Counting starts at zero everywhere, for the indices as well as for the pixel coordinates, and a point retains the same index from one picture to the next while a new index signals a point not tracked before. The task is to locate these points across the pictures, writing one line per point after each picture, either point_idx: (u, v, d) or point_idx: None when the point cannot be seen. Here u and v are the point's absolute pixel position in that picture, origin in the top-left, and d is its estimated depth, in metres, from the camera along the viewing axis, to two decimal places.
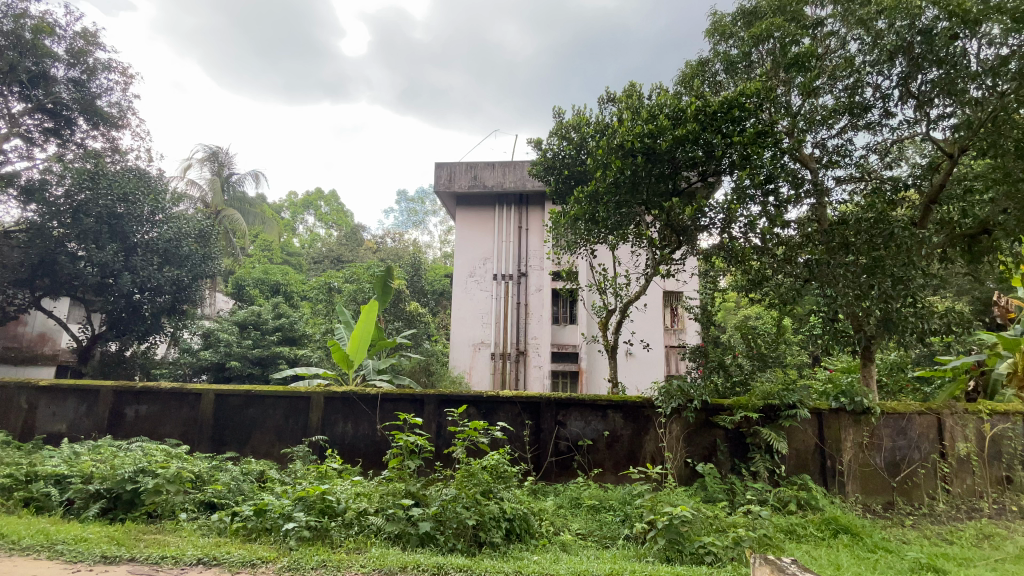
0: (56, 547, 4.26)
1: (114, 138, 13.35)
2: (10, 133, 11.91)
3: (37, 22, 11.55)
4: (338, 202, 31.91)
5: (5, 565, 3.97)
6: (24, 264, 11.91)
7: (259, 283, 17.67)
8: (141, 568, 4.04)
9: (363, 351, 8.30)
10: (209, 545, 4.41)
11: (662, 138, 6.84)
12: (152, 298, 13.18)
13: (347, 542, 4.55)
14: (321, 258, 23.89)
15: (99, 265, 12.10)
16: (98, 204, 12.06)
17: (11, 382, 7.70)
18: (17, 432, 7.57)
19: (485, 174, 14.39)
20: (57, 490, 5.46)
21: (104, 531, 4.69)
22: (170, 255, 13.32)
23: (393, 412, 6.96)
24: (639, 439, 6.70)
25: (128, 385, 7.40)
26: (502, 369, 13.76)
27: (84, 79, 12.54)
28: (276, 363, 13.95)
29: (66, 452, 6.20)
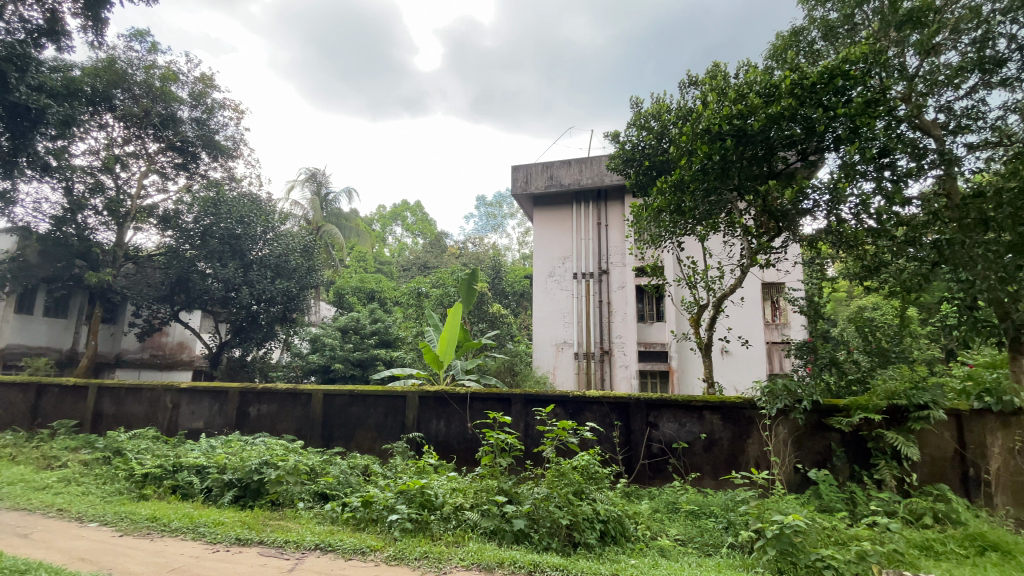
0: (200, 529, 4.86)
1: (230, 168, 15.09)
2: (148, 170, 13.86)
3: (166, 72, 13.36)
4: (422, 211, 33.46)
5: (160, 544, 4.60)
6: (165, 283, 13.79)
7: (356, 291, 19.05)
8: (268, 550, 4.49)
9: (451, 351, 8.57)
10: (325, 533, 4.79)
11: (753, 118, 6.39)
12: (267, 309, 14.67)
13: (446, 535, 4.72)
14: (410, 266, 25.12)
15: (223, 280, 13.74)
16: (220, 227, 13.66)
17: (159, 385, 8.91)
18: (165, 427, 8.72)
19: (561, 173, 14.36)
20: (197, 478, 6.22)
21: (237, 516, 5.26)
22: (280, 269, 14.75)
23: (482, 411, 7.11)
24: (740, 442, 6.26)
25: (250, 386, 8.28)
26: (587, 369, 13.58)
27: (205, 117, 14.30)
28: (375, 365, 14.96)
29: (204, 445, 7.06)
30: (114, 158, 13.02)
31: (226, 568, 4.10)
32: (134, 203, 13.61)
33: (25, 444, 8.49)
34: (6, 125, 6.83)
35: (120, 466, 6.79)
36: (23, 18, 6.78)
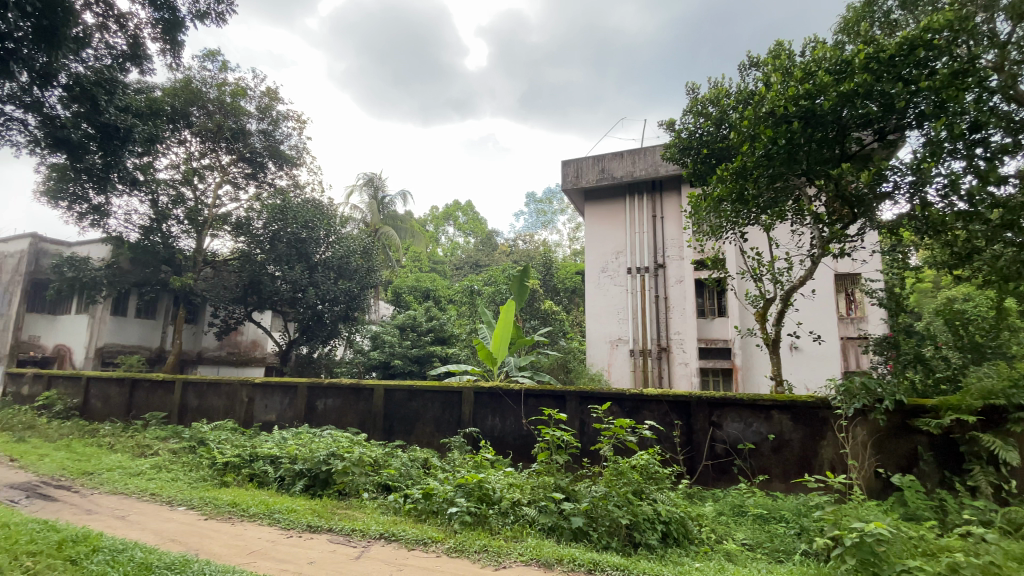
0: (275, 515, 5.17)
1: (294, 175, 15.95)
2: (222, 180, 14.89)
3: (236, 88, 14.30)
4: (474, 211, 33.90)
5: (240, 528, 4.94)
6: (239, 285, 14.79)
7: (413, 290, 19.66)
8: (337, 537, 4.70)
9: (505, 348, 8.61)
10: (388, 522, 4.96)
11: (822, 97, 5.98)
12: (331, 308, 15.43)
13: (504, 529, 4.75)
14: (462, 264, 25.55)
15: (291, 282, 14.58)
16: (287, 232, 14.49)
17: (236, 380, 9.58)
18: (242, 419, 9.36)
19: (613, 165, 14.08)
20: (271, 468, 6.62)
21: (308, 504, 5.56)
22: (342, 271, 15.46)
23: (537, 408, 7.10)
24: (813, 444, 5.89)
25: (317, 381, 8.73)
26: (643, 366, 13.26)
27: (271, 129, 15.18)
28: (431, 361, 15.38)
29: (277, 437, 7.51)
30: (192, 171, 14.12)
31: (299, 552, 4.33)
32: (210, 211, 14.68)
33: (124, 433, 9.39)
34: (100, 145, 7.44)
35: (203, 455, 7.35)
36: (108, 45, 7.43)
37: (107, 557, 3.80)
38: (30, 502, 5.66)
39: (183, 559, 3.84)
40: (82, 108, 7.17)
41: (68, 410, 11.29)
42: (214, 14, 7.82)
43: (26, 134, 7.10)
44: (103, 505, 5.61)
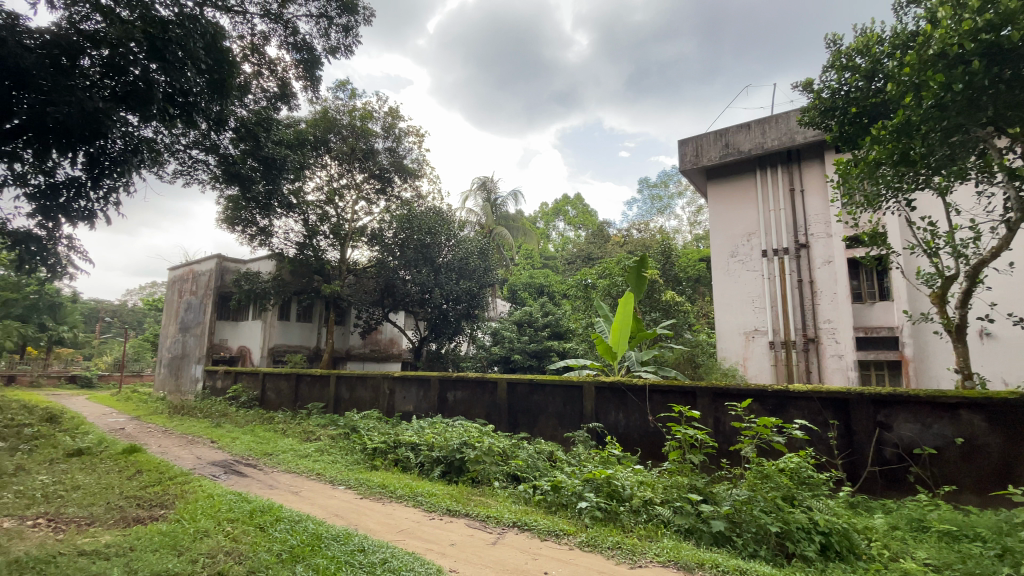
0: (418, 498, 5.64)
1: (417, 186, 17.26)
2: (357, 197, 16.56)
3: (364, 112, 15.85)
4: (583, 203, 33.55)
5: (389, 508, 5.46)
6: (376, 289, 16.39)
7: (528, 287, 20.68)
8: (474, 522, 4.97)
9: (625, 342, 8.34)
10: (520, 512, 5.11)
11: (1011, 27, 4.83)
12: (454, 306, 16.40)
13: (637, 528, 4.61)
14: (574, 258, 25.34)
15: (420, 284, 15.78)
16: (413, 239, 15.69)
17: (378, 374, 10.64)
18: (384, 409, 10.37)
19: (738, 139, 12.92)
20: (413, 454, 7.23)
21: (445, 489, 5.96)
22: (463, 271, 16.36)
23: (664, 404, 6.77)
24: (1018, 451, 4.82)
25: (446, 375, 9.33)
26: (787, 359, 11.97)
27: (395, 145, 16.61)
28: (550, 355, 15.80)
29: (416, 426, 8.18)
30: (333, 191, 16.01)
31: (442, 534, 4.65)
32: (349, 226, 16.51)
33: (293, 420, 10.97)
34: (262, 175, 8.68)
35: (355, 440, 8.29)
36: (263, 89, 8.74)
37: (287, 526, 4.46)
38: (230, 476, 6.87)
39: (346, 532, 4.35)
40: (248, 146, 8.44)
41: (252, 400, 13.53)
42: (343, 47, 8.70)
43: (210, 172, 8.60)
44: (281, 482, 6.61)
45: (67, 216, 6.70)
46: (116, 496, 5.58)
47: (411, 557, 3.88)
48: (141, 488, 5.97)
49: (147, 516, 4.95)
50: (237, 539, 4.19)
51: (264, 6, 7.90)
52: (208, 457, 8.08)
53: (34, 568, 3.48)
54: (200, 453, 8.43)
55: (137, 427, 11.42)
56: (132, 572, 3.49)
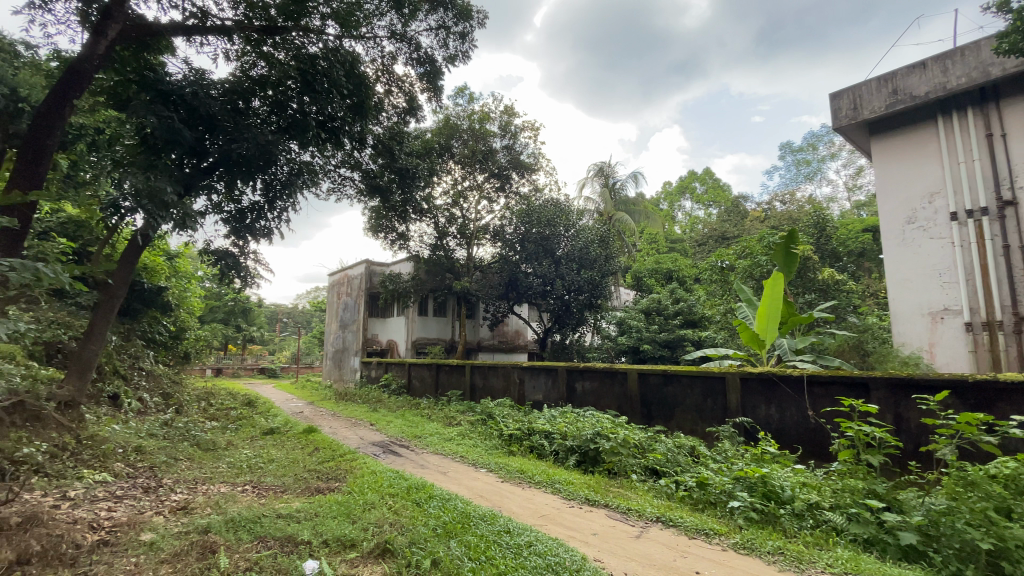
0: (556, 485, 5.72)
1: (534, 180, 17.51)
2: (479, 197, 17.30)
3: (482, 114, 16.51)
4: (713, 178, 31.01)
5: (529, 492, 5.64)
6: (500, 284, 16.86)
7: (654, 273, 19.67)
8: (614, 514, 4.88)
9: (774, 329, 7.48)
10: (664, 507, 4.90)
11: None
12: (576, 297, 16.34)
13: (802, 534, 4.12)
14: (705, 240, 23.28)
15: (542, 276, 15.99)
16: (533, 232, 15.92)
17: (508, 364, 11.04)
18: (515, 398, 10.69)
19: (910, 82, 10.86)
20: (547, 442, 7.33)
21: (582, 479, 5.97)
22: (584, 261, 16.17)
23: (827, 398, 5.97)
24: None
25: (574, 365, 9.32)
26: (990, 344, 9.75)
27: (511, 143, 17.06)
28: (683, 346, 14.88)
29: (548, 415, 8.31)
30: (459, 194, 16.95)
31: (582, 523, 4.64)
32: (474, 225, 17.38)
33: (435, 407, 11.92)
34: (399, 185, 9.55)
35: (492, 427, 8.69)
36: (393, 105, 9.38)
37: (439, 503, 4.83)
38: (388, 455, 7.68)
39: (491, 513, 4.57)
40: (384, 160, 9.35)
41: (399, 388, 14.95)
42: (460, 54, 9.11)
43: (355, 187, 9.69)
44: (430, 462, 7.20)
45: (252, 235, 8.10)
46: (300, 469, 6.58)
47: (556, 542, 3.94)
48: (319, 463, 6.96)
49: (324, 487, 5.75)
50: (398, 512, 4.64)
51: (391, 28, 8.57)
52: (368, 438, 9.13)
53: (246, 526, 4.22)
54: (362, 434, 9.56)
55: (312, 411, 13.34)
56: (318, 535, 4.08)
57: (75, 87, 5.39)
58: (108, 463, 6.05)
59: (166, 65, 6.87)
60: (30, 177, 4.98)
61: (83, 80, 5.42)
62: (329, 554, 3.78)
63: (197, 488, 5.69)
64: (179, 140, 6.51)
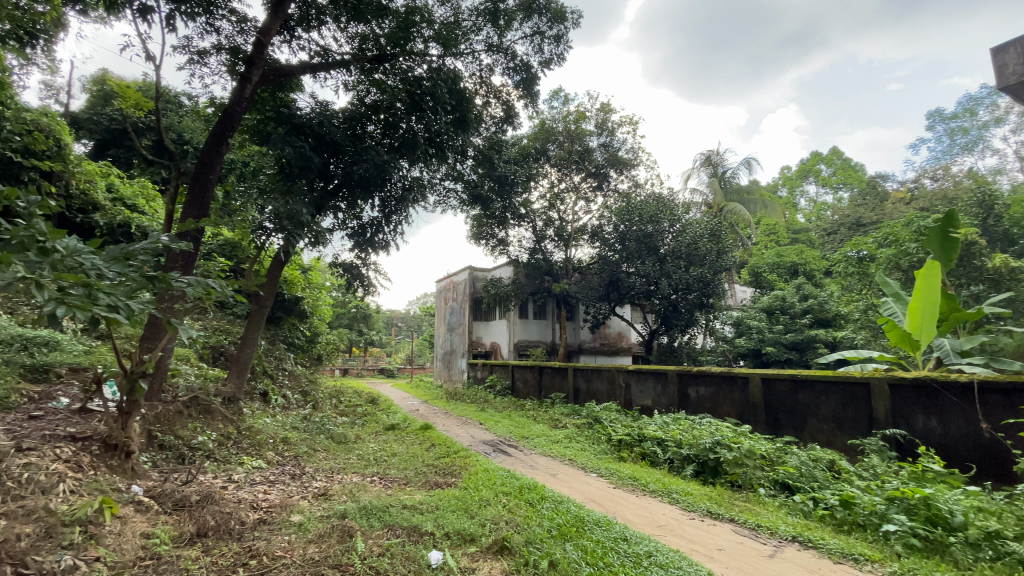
0: (673, 495, 5.46)
1: (634, 176, 16.99)
2: (577, 197, 17.17)
3: (577, 114, 16.40)
4: (842, 157, 27.61)
5: (645, 500, 5.43)
6: (601, 285, 16.51)
7: (776, 267, 18.00)
8: (742, 529, 4.52)
9: (931, 327, 6.44)
10: (800, 526, 4.44)
11: None
12: (685, 296, 15.25)
13: (979, 567, 3.48)
14: (835, 228, 20.77)
15: (645, 275, 15.30)
16: (634, 229, 15.37)
17: (614, 367, 10.78)
18: (622, 403, 10.40)
19: None
20: (660, 449, 7.03)
21: (702, 490, 5.63)
22: (693, 257, 15.20)
23: (1008, 408, 4.99)
24: None
25: (686, 369, 8.85)
26: None
27: (609, 140, 16.73)
28: (814, 347, 13.55)
29: (659, 421, 7.97)
30: (556, 196, 16.99)
31: (706, 537, 4.36)
32: (572, 226, 17.32)
33: (540, 409, 12.02)
34: (498, 193, 9.88)
35: (600, 431, 8.55)
36: (491, 115, 9.66)
37: (553, 505, 4.85)
38: (498, 454, 7.89)
39: (606, 519, 4.48)
40: (485, 169, 9.68)
41: (504, 390, 15.34)
42: (555, 57, 9.14)
43: (459, 198, 10.16)
44: (540, 463, 7.27)
45: (372, 247, 8.85)
46: (420, 464, 7.03)
47: (679, 555, 3.74)
48: (436, 458, 7.37)
49: (442, 482, 6.07)
50: (513, 511, 4.74)
51: (488, 41, 8.88)
52: (478, 437, 9.48)
53: (376, 515, 4.59)
54: (473, 433, 9.94)
55: (426, 409, 14.19)
56: (440, 527, 4.30)
57: (229, 127, 6.31)
58: (263, 452, 6.98)
59: (297, 101, 7.78)
60: (199, 207, 5.95)
61: (235, 121, 6.33)
62: (452, 547, 3.97)
63: (334, 477, 6.33)
64: (310, 166, 7.38)
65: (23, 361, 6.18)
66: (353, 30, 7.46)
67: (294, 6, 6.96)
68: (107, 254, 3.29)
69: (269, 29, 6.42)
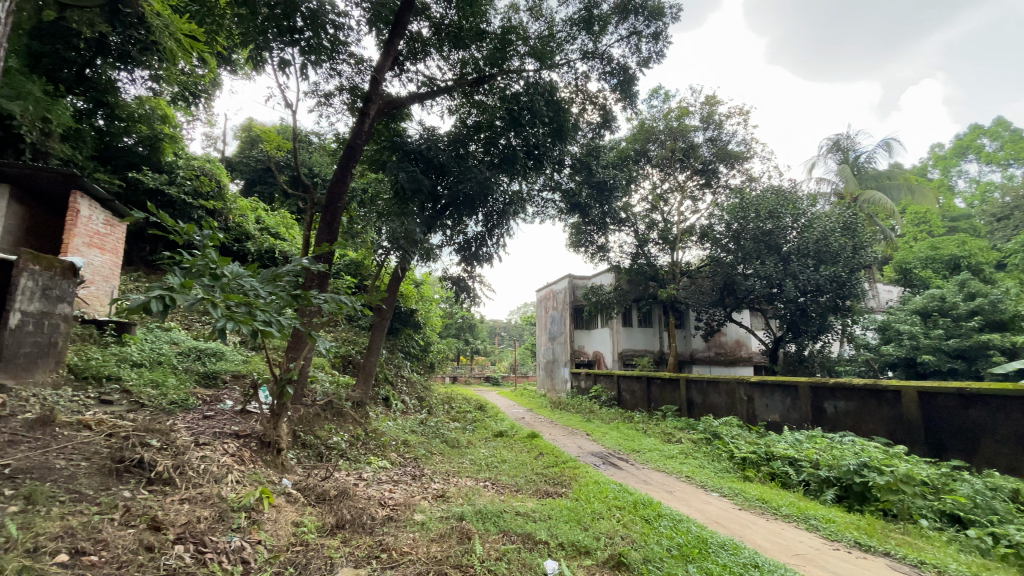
0: (811, 521, 4.89)
1: (747, 170, 15.78)
2: (683, 196, 16.35)
3: (680, 110, 15.67)
4: (1015, 127, 23.08)
5: (778, 526, 4.92)
6: (715, 289, 15.43)
7: (929, 263, 15.49)
8: (899, 565, 3.91)
9: None
10: (978, 567, 3.74)
11: None
12: (815, 299, 13.74)
13: None
14: (1009, 212, 17.33)
15: (765, 277, 13.93)
16: (751, 227, 14.21)
17: (732, 378, 10.01)
18: (745, 417, 9.59)
19: None
20: (792, 470, 6.36)
21: (847, 518, 4.98)
22: (823, 255, 13.59)
23: None
24: None
25: (821, 381, 7.95)
26: None
27: (716, 133, 15.74)
28: (988, 355, 11.32)
29: (790, 438, 7.23)
30: (659, 197, 16.35)
31: (854, 571, 3.85)
32: (678, 228, 16.54)
33: (651, 421, 11.54)
34: (598, 200, 9.81)
35: (720, 447, 7.98)
36: (589, 121, 9.62)
37: (670, 523, 4.61)
38: (608, 467, 7.72)
39: (733, 542, 4.15)
40: (583, 176, 9.66)
41: (610, 400, 14.99)
42: (655, 54, 8.86)
43: (558, 207, 10.23)
44: (654, 479, 6.95)
45: (478, 261, 9.23)
46: (530, 471, 7.11)
47: None
48: (545, 467, 7.42)
49: (553, 491, 6.07)
50: (628, 526, 4.59)
51: (583, 48, 8.87)
52: (587, 448, 9.36)
53: (492, 519, 4.72)
54: (581, 443, 9.83)
55: (532, 417, 14.35)
56: (555, 537, 4.29)
57: (352, 159, 7.01)
58: (388, 453, 7.57)
59: (407, 129, 8.42)
60: (330, 232, 6.69)
61: (356, 152, 7.02)
62: (566, 558, 3.94)
63: (451, 480, 6.66)
64: (421, 188, 7.94)
65: (199, 369, 7.38)
66: (455, 57, 7.90)
67: (403, 42, 7.56)
68: (263, 276, 3.86)
69: (382, 67, 7.04)
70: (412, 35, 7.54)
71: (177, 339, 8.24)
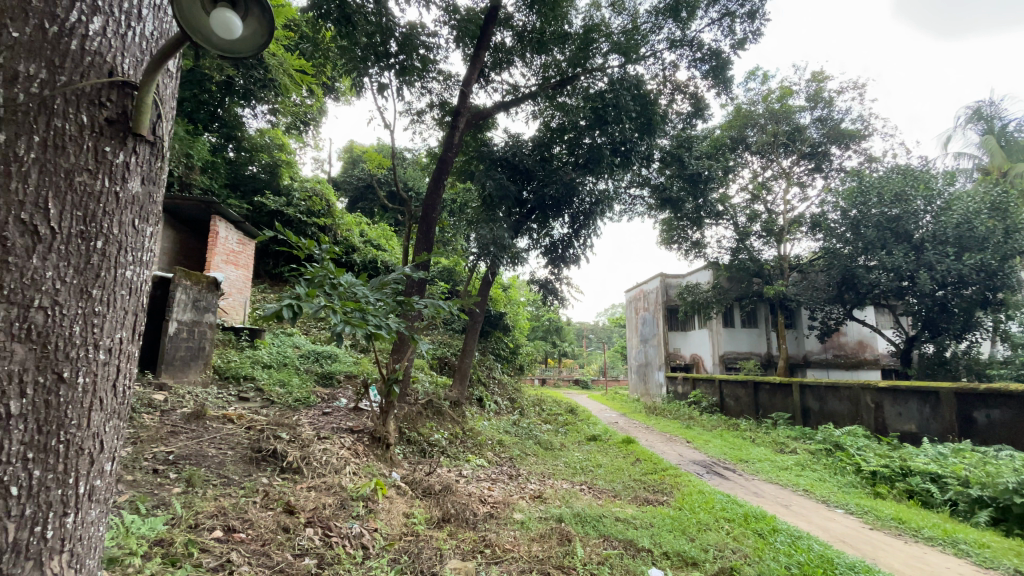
0: (961, 546, 4.25)
1: (865, 149, 14.12)
2: (789, 184, 15.01)
3: (782, 91, 14.43)
4: None
5: (919, 549, 4.33)
6: (831, 284, 13.96)
7: None
8: None
9: None
10: None
11: None
12: (958, 292, 11.92)
13: None
14: None
15: (893, 269, 12.36)
16: (873, 213, 12.70)
17: (856, 384, 8.99)
18: (873, 427, 8.54)
19: None
20: (936, 488, 5.57)
21: (1009, 545, 4.25)
22: (966, 240, 11.63)
23: None
24: None
25: (970, 387, 6.88)
26: None
27: (827, 112, 14.28)
28: None
29: (931, 452, 6.34)
30: (761, 186, 15.18)
31: None
32: (783, 218, 15.23)
33: (759, 429, 10.72)
34: (691, 193, 9.34)
35: (844, 460, 7.20)
36: (678, 111, 9.22)
37: (788, 539, 4.25)
38: (712, 476, 7.29)
39: (864, 564, 3.73)
40: (673, 169, 9.28)
41: (711, 406, 14.15)
42: (750, 34, 8.27)
43: (647, 203, 9.93)
44: (765, 491, 6.45)
45: (565, 262, 9.27)
46: (628, 477, 6.94)
47: None
48: (643, 473, 7.19)
49: (653, 498, 5.87)
50: (739, 540, 4.30)
51: (670, 38, 8.53)
52: (688, 455, 8.91)
53: (591, 523, 4.68)
54: (682, 450, 9.38)
55: (626, 422, 13.97)
56: (658, 545, 4.15)
57: (443, 171, 7.35)
58: (485, 452, 7.81)
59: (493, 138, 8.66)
60: (426, 241, 7.05)
61: (448, 164, 7.35)
62: (673, 567, 3.79)
63: (547, 481, 6.71)
64: (507, 194, 8.13)
65: (317, 370, 8.15)
66: (537, 62, 7.99)
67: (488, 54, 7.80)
68: (373, 285, 4.19)
69: (469, 81, 7.32)
70: (496, 46, 7.73)
71: (298, 343, 9.17)
